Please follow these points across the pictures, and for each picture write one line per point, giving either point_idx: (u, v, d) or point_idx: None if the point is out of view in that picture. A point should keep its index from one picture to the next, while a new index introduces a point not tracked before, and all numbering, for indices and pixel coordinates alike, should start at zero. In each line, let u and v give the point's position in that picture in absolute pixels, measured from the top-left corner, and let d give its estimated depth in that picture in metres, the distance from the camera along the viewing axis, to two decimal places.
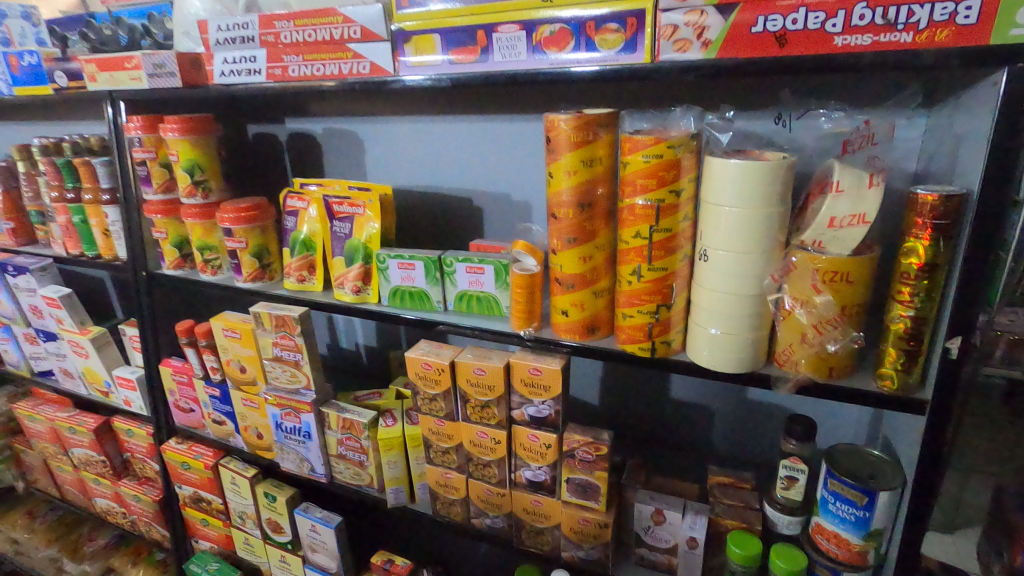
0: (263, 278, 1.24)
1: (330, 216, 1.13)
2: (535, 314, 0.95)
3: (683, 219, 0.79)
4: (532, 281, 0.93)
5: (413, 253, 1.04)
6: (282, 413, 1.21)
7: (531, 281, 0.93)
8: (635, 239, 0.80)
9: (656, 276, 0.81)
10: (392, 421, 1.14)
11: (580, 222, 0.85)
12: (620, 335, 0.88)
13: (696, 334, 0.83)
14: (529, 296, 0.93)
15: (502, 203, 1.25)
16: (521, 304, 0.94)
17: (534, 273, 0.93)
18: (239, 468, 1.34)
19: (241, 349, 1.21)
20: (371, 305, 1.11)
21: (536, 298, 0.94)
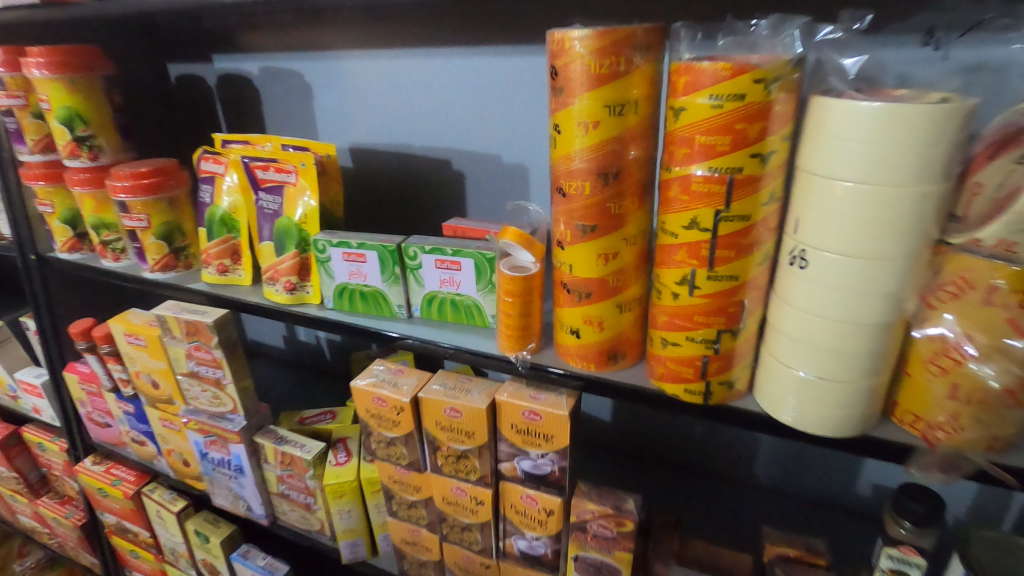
0: (177, 267, 0.95)
1: (254, 186, 0.83)
2: (532, 332, 0.67)
3: (768, 200, 0.50)
4: (528, 287, 0.64)
5: (361, 240, 0.75)
6: (206, 441, 0.94)
7: (527, 287, 0.64)
8: (688, 231, 0.51)
9: (720, 289, 0.52)
10: (345, 458, 0.88)
11: (601, 202, 0.55)
12: (656, 368, 0.60)
13: (775, 374, 0.55)
14: (523, 307, 0.65)
15: (489, 166, 0.95)
16: (513, 319, 0.65)
17: (530, 274, 0.64)
18: (165, 499, 1.08)
19: (150, 361, 0.93)
20: (311, 308, 0.82)
21: (533, 310, 0.66)
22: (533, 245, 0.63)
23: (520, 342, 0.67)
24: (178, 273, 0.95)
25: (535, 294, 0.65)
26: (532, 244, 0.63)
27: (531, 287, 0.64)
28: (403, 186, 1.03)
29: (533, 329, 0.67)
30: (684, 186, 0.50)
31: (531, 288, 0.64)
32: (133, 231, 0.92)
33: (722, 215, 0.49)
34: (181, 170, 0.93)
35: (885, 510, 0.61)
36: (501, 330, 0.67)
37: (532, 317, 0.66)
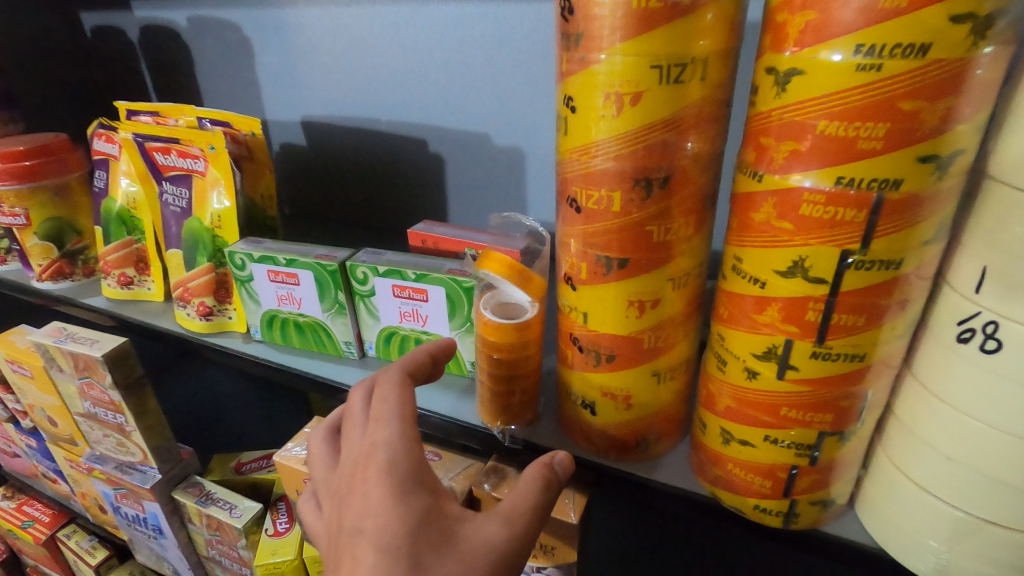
0: (74, 275, 0.74)
1: (155, 174, 0.62)
2: (528, 399, 0.47)
3: (932, 234, 0.29)
4: (522, 340, 0.43)
5: (291, 255, 0.54)
6: (116, 494, 0.75)
7: (521, 341, 0.43)
8: (787, 280, 0.31)
9: (832, 372, 0.32)
10: (286, 525, 0.69)
11: (638, 224, 0.35)
12: (709, 467, 0.40)
13: (902, 498, 0.35)
14: (515, 367, 0.44)
15: (474, 149, 0.74)
16: (500, 384, 0.45)
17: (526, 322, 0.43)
18: (82, 549, 0.89)
19: (40, 394, 0.73)
20: (233, 339, 0.62)
21: (530, 369, 0.45)
22: (529, 280, 0.43)
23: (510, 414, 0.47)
24: (74, 283, 0.74)
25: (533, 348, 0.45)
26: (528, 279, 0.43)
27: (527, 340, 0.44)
28: (366, 172, 0.81)
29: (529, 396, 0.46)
30: (784, 208, 0.30)
31: (526, 341, 0.44)
32: (9, 230, 0.70)
33: (852, 258, 0.29)
34: (74, 149, 0.72)
35: None
36: (483, 397, 0.47)
37: (528, 380, 0.46)
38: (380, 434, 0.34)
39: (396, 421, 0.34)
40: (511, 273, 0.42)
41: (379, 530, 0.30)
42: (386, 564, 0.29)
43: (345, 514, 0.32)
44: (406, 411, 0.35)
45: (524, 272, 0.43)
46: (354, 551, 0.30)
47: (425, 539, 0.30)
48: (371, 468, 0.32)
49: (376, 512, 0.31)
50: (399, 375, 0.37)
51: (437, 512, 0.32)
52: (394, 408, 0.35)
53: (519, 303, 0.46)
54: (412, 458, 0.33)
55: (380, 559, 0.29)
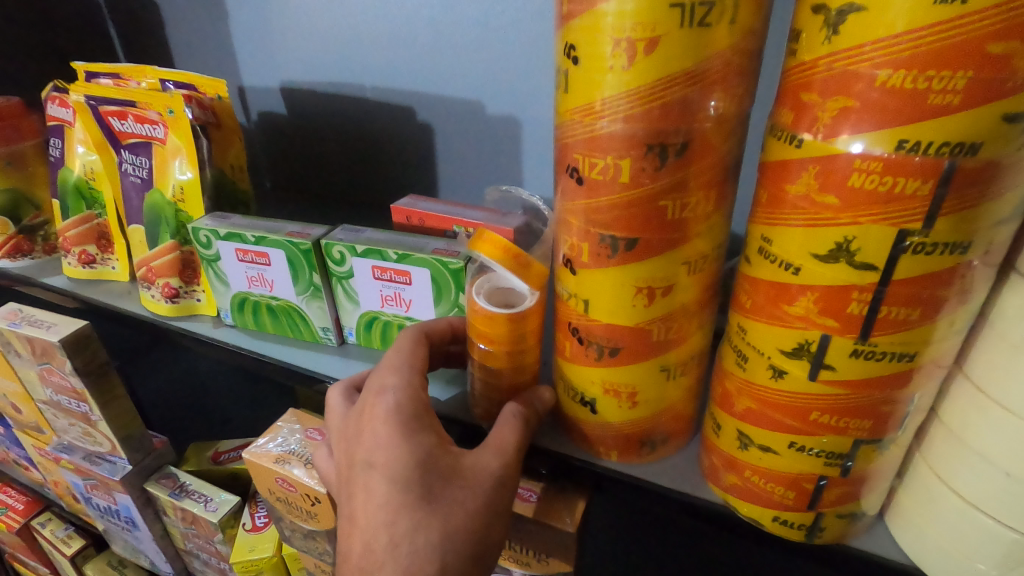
0: (33, 252, 0.68)
1: (112, 142, 0.56)
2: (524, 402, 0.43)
3: (1007, 213, 0.24)
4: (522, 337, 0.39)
5: (260, 233, 0.49)
6: (86, 485, 0.71)
7: (518, 339, 0.39)
8: (827, 266, 0.26)
9: (874, 373, 0.28)
10: (264, 520, 0.65)
11: (650, 198, 0.30)
12: (722, 474, 0.36)
13: (942, 513, 0.31)
14: (514, 365, 0.40)
15: (465, 118, 0.68)
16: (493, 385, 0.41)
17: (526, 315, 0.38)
18: (56, 538, 0.86)
19: (1, 380, 0.68)
20: (202, 323, 0.57)
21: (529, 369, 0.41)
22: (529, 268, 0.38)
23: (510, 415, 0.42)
24: (34, 261, 0.68)
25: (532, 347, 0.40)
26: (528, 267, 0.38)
27: (525, 337, 0.39)
28: (349, 144, 0.75)
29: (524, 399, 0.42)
30: (828, 180, 0.25)
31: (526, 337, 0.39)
32: None
33: (909, 242, 0.24)
34: (30, 115, 0.67)
35: None
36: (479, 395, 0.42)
37: (526, 380, 0.41)
38: (389, 379, 0.36)
39: (405, 369, 0.36)
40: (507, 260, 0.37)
41: (391, 463, 0.32)
42: (399, 490, 0.32)
43: (357, 451, 0.34)
44: (414, 361, 0.37)
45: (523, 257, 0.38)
46: (367, 481, 0.33)
47: (434, 471, 0.33)
48: (378, 409, 0.35)
49: (385, 447, 0.33)
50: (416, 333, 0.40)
51: (445, 449, 0.34)
52: (403, 359, 0.37)
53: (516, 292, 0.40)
54: (417, 401, 0.35)
55: (392, 489, 0.32)
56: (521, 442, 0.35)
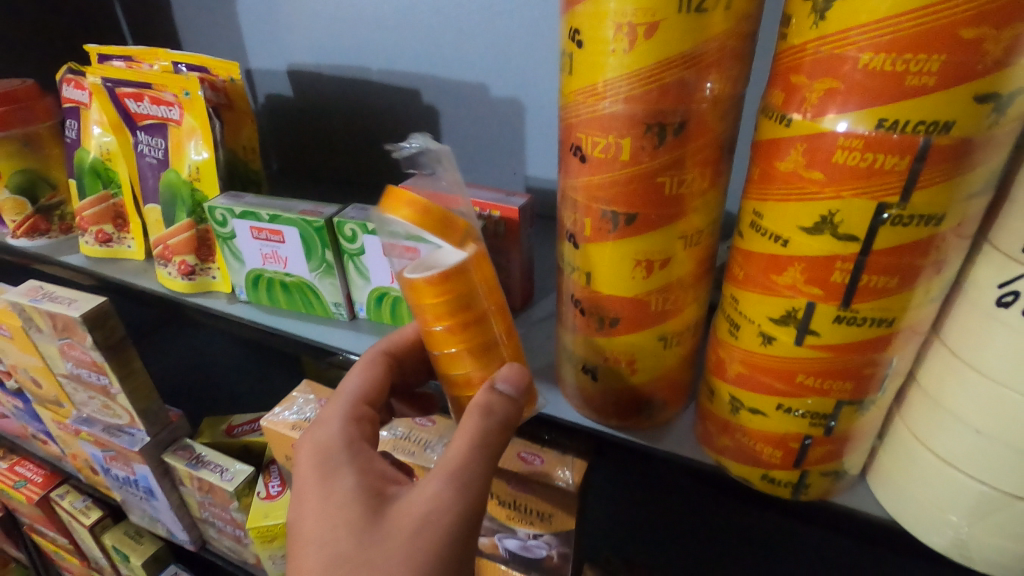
0: (50, 232, 0.70)
1: (128, 123, 0.58)
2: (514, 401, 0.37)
3: (979, 186, 0.26)
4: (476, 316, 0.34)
5: (275, 211, 0.51)
6: (105, 456, 0.74)
7: (466, 317, 0.34)
8: (813, 237, 0.28)
9: (856, 338, 0.30)
10: (278, 488, 0.67)
11: (649, 174, 0.32)
12: (714, 437, 0.38)
13: (918, 470, 0.33)
14: (471, 347, 0.35)
15: (470, 100, 0.69)
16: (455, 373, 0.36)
17: (468, 290, 0.34)
18: (75, 509, 0.88)
19: (22, 355, 0.71)
20: (218, 300, 0.59)
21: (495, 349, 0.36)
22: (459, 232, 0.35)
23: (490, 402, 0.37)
24: (51, 240, 0.70)
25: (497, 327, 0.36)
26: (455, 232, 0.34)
27: (476, 316, 0.34)
28: (355, 125, 0.77)
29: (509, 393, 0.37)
30: (814, 156, 0.27)
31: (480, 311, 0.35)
32: None
33: (888, 214, 0.26)
34: (42, 97, 0.67)
35: None
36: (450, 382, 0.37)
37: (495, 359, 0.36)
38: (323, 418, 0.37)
39: (340, 403, 0.37)
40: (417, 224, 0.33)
41: (307, 514, 0.33)
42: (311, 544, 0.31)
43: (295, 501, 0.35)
44: (352, 393, 0.38)
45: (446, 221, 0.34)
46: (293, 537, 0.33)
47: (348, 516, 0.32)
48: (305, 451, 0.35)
49: (303, 498, 0.33)
50: (364, 359, 0.40)
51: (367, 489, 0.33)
52: (342, 393, 0.38)
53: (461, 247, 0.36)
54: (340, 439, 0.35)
55: (306, 542, 0.32)
56: (465, 459, 0.32)
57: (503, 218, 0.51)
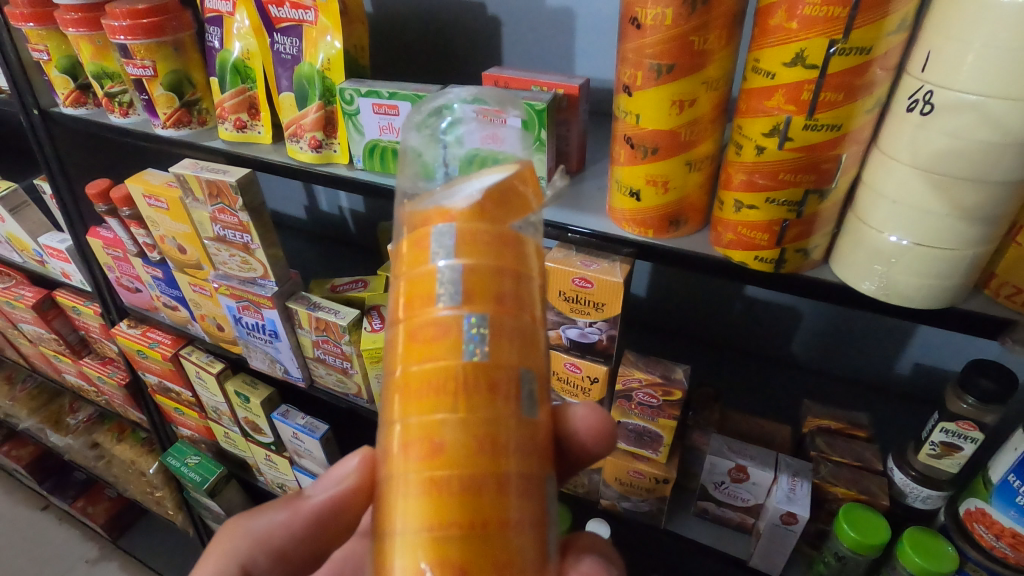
0: (191, 123, 0.87)
1: (267, 27, 0.74)
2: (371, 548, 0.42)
3: (894, 29, 0.42)
4: (448, 380, 0.36)
5: (393, 89, 0.67)
6: (239, 307, 0.94)
7: (426, 362, 0.37)
8: (790, 69, 0.44)
9: (817, 141, 0.45)
10: (380, 325, 0.86)
11: (684, 34, 0.47)
12: (723, 236, 0.55)
13: (860, 240, 0.50)
14: (412, 383, 0.37)
15: (528, 10, 0.81)
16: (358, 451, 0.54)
17: (449, 346, 0.37)
18: (202, 362, 1.10)
19: (173, 224, 0.90)
20: (339, 169, 0.75)
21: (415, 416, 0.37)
22: (486, 248, 0.38)
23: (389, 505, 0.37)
24: (192, 130, 0.87)
25: (470, 410, 0.36)
26: (467, 265, 0.38)
27: (437, 370, 0.36)
28: (426, 36, 0.89)
29: (450, 509, 0.35)
30: (792, 11, 0.42)
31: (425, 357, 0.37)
32: (139, 80, 0.83)
33: (835, 48, 0.41)
34: (184, 10, 0.82)
35: (949, 386, 0.59)
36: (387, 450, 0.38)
37: (407, 445, 0.37)
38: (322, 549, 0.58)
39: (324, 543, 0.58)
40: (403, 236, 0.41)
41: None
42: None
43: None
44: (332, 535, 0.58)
45: (463, 242, 0.38)
46: None
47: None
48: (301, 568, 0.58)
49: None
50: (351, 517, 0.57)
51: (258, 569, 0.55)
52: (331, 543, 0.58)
53: (436, 258, 0.38)
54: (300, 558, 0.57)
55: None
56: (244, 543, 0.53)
57: (566, 94, 0.66)
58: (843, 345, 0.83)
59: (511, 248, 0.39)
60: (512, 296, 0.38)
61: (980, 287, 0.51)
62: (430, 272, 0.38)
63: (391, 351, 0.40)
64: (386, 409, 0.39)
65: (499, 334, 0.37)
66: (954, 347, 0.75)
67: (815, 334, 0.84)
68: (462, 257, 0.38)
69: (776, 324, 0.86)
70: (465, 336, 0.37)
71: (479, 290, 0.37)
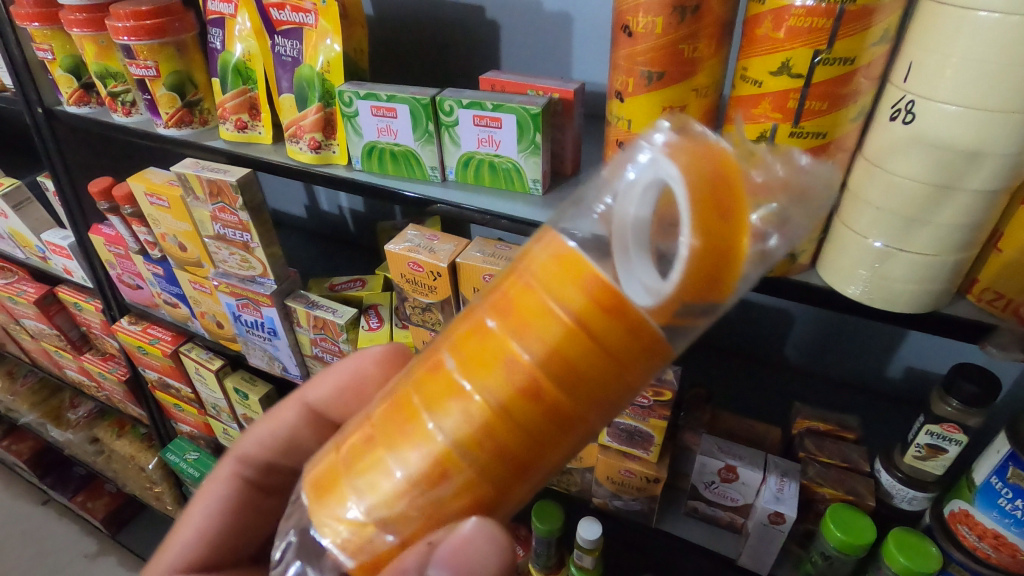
0: (192, 123, 0.88)
1: (269, 29, 0.76)
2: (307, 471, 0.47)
3: (877, 39, 0.43)
4: (495, 444, 0.37)
5: (391, 92, 0.68)
6: (238, 304, 0.95)
7: (496, 419, 0.36)
8: (777, 77, 0.45)
9: (801, 148, 0.47)
10: (377, 323, 0.87)
11: (674, 42, 0.48)
12: None
13: (845, 246, 0.51)
14: (481, 433, 0.37)
15: (526, 13, 0.82)
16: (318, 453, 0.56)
17: (522, 429, 0.36)
18: (202, 359, 1.11)
19: (175, 222, 0.91)
20: (338, 170, 0.77)
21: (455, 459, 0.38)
22: (606, 338, 0.34)
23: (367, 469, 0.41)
24: (193, 130, 0.88)
25: (487, 489, 0.39)
26: (580, 335, 0.34)
27: (503, 434, 0.36)
28: (426, 37, 0.90)
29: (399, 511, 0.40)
30: (779, 21, 0.43)
31: (508, 429, 0.36)
32: (142, 80, 0.84)
33: (820, 58, 0.43)
34: (187, 11, 0.83)
35: (935, 389, 0.60)
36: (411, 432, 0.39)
37: (430, 468, 0.38)
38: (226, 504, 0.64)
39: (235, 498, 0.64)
40: (726, 212, 0.33)
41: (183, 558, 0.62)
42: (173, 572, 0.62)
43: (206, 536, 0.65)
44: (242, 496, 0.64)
45: (588, 303, 0.34)
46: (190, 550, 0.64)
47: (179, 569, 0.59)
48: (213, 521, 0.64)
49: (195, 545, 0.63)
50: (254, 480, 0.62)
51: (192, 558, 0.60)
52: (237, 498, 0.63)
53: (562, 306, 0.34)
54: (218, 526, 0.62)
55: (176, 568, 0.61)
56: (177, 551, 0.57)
57: (561, 98, 0.67)
58: (835, 348, 0.84)
59: (622, 353, 0.35)
60: (600, 407, 0.37)
61: (963, 292, 0.52)
62: (555, 321, 0.34)
63: (470, 337, 0.38)
64: (435, 387, 0.39)
65: (563, 434, 0.37)
66: (944, 351, 0.76)
67: (808, 336, 0.85)
68: (578, 324, 0.34)
69: (769, 326, 0.87)
70: (540, 419, 0.36)
71: (581, 385, 0.35)
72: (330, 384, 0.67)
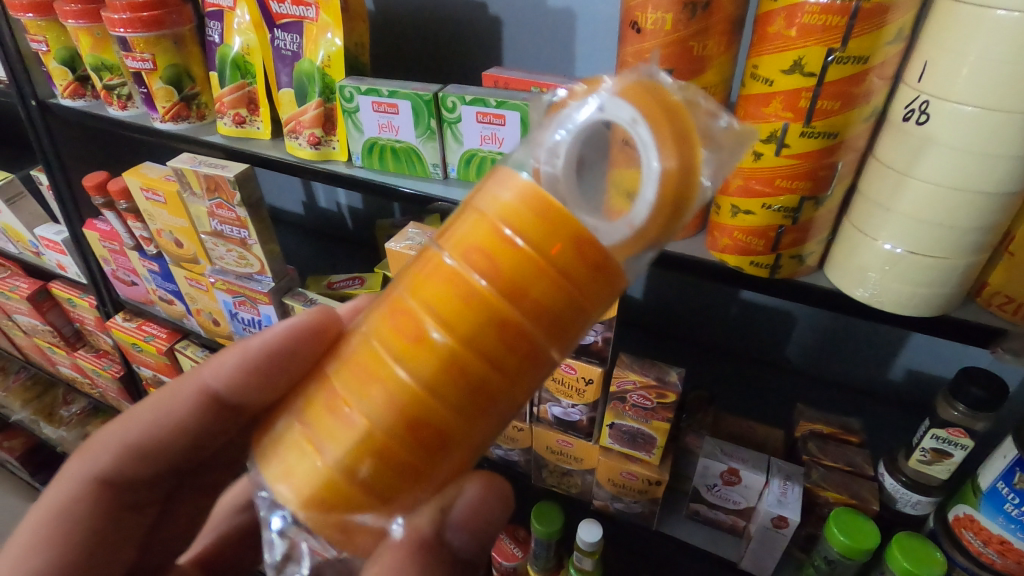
0: (190, 117, 0.86)
1: (269, 23, 0.74)
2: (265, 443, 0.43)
3: (891, 39, 0.42)
4: (461, 382, 0.36)
5: (394, 88, 0.67)
6: (235, 301, 0.93)
7: (460, 350, 0.35)
8: (789, 75, 0.44)
9: (812, 147, 0.46)
10: None
11: (684, 39, 0.47)
12: (719, 240, 0.55)
13: (855, 248, 0.50)
14: (448, 365, 0.36)
15: (529, 10, 0.81)
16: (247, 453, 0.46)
17: (488, 358, 0.35)
18: (198, 356, 1.09)
19: (171, 218, 0.90)
20: (338, 166, 0.75)
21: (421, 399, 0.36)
22: (562, 265, 0.34)
23: (333, 422, 0.39)
24: (190, 124, 0.87)
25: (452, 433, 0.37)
26: (538, 261, 0.34)
27: (464, 365, 0.36)
28: (426, 32, 0.89)
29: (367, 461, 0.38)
30: (791, 19, 0.43)
31: (475, 359, 0.35)
32: (138, 73, 0.82)
33: (833, 57, 0.42)
34: (185, 3, 0.81)
35: (940, 393, 0.59)
36: (373, 378, 0.38)
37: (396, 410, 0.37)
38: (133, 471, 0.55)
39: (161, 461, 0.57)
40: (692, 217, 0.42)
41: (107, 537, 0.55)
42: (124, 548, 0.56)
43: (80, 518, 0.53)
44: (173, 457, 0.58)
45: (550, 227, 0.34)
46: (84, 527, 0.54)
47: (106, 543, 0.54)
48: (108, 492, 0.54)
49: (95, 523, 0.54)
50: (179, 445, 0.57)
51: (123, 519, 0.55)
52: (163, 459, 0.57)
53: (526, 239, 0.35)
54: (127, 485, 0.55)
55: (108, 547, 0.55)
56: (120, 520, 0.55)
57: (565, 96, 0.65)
58: (836, 352, 0.83)
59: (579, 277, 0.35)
60: (555, 335, 0.36)
61: (972, 295, 0.51)
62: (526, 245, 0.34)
63: (426, 281, 0.37)
64: (394, 330, 0.38)
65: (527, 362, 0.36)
66: (947, 354, 0.76)
67: (809, 339, 0.84)
68: (534, 251, 0.34)
69: (772, 328, 0.87)
70: (504, 351, 0.35)
71: (541, 308, 0.35)
72: (231, 363, 0.53)
